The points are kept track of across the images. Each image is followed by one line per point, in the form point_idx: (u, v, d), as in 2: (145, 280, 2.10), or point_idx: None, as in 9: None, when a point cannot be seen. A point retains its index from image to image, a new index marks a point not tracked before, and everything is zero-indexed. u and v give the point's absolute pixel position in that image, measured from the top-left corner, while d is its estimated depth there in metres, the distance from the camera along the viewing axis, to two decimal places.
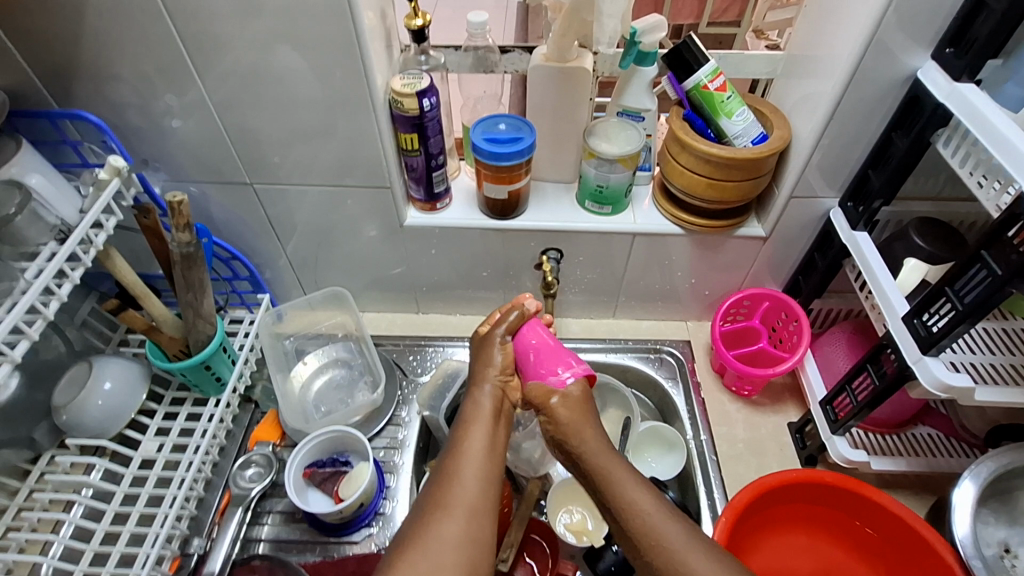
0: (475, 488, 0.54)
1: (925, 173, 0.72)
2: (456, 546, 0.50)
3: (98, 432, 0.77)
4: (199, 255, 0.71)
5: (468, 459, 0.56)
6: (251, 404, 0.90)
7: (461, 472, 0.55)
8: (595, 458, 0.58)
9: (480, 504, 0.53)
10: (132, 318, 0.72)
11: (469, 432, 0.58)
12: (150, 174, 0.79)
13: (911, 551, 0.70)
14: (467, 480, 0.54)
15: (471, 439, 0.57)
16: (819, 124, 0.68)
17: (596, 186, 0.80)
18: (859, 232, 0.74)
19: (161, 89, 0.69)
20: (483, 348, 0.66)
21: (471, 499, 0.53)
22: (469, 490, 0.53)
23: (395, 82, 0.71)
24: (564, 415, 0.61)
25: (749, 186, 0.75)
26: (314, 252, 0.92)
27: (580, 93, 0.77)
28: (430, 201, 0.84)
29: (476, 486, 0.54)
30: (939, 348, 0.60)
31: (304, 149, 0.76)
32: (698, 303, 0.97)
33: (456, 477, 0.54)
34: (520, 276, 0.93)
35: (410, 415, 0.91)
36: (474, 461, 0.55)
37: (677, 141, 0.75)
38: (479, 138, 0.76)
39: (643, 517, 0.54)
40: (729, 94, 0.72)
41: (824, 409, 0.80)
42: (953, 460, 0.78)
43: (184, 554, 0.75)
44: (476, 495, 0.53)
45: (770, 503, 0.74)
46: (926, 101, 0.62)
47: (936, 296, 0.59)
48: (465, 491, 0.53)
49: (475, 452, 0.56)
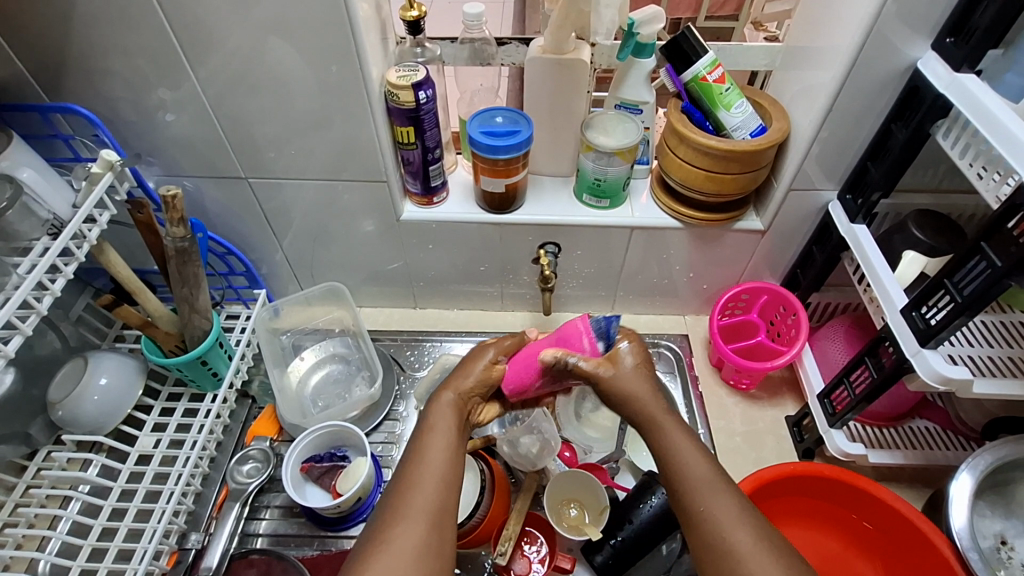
0: (436, 494, 0.53)
1: (924, 165, 0.71)
2: (416, 553, 0.49)
3: (93, 427, 0.77)
4: (194, 249, 0.71)
5: (428, 469, 0.55)
6: (248, 399, 0.90)
7: (421, 482, 0.54)
8: (648, 415, 0.59)
9: (439, 514, 0.52)
10: (128, 314, 0.71)
11: (431, 438, 0.58)
12: (144, 168, 0.78)
13: (908, 542, 0.70)
14: (426, 490, 0.53)
15: (431, 448, 0.57)
16: (818, 115, 0.68)
17: (594, 179, 0.80)
18: (857, 225, 0.73)
19: (154, 82, 0.68)
20: (467, 363, 0.67)
21: (431, 507, 0.52)
22: (430, 495, 0.53)
23: (390, 75, 0.70)
24: (631, 363, 0.62)
25: (747, 179, 0.75)
26: (310, 247, 0.91)
27: (577, 85, 0.76)
28: (426, 195, 0.83)
29: (434, 495, 0.53)
30: (937, 341, 0.60)
31: (299, 143, 0.75)
32: (697, 297, 0.96)
33: (416, 488, 0.53)
34: (517, 270, 0.93)
35: (408, 410, 0.90)
36: (432, 471, 0.55)
37: (675, 133, 0.75)
38: (475, 131, 0.75)
39: (686, 470, 0.54)
40: (728, 86, 0.72)
41: (822, 402, 0.80)
42: (950, 453, 0.78)
43: (183, 548, 0.76)
44: (437, 505, 0.53)
45: (769, 496, 0.74)
46: (926, 92, 0.61)
47: (935, 289, 0.58)
48: (427, 500, 0.53)
49: (434, 462, 0.55)
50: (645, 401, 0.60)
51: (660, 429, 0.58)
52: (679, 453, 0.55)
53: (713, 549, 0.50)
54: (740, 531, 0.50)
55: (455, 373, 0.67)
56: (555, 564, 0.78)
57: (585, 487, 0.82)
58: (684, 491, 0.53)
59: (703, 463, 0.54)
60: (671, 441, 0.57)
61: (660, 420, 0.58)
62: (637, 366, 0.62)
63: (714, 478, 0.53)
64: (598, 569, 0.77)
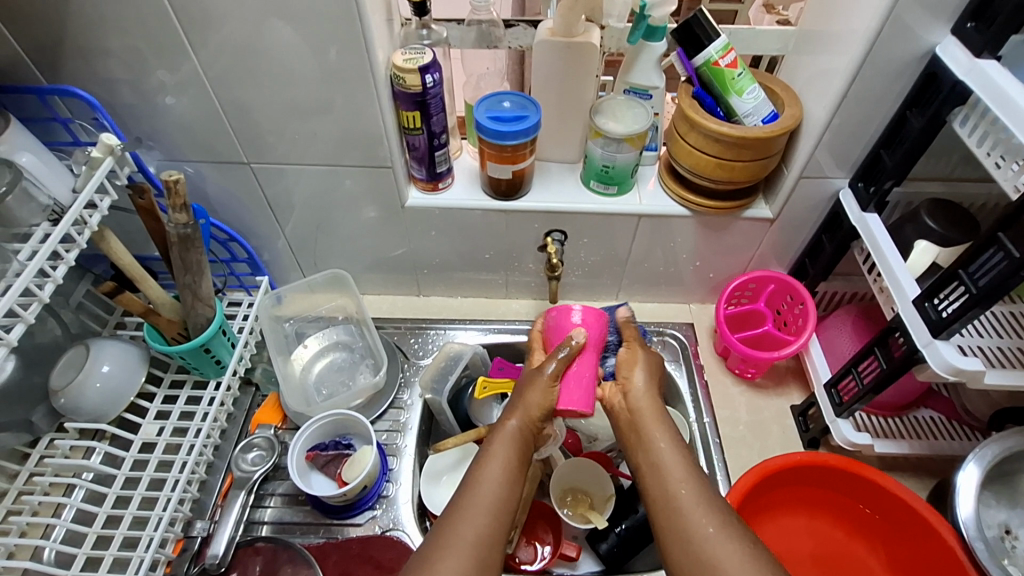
0: (485, 533, 0.55)
1: (937, 153, 0.70)
2: None
3: (97, 415, 0.77)
4: (197, 236, 0.69)
5: (482, 499, 0.57)
6: (251, 387, 0.89)
7: (471, 513, 0.56)
8: (641, 406, 0.65)
9: (487, 549, 0.54)
10: (129, 301, 0.70)
11: (486, 468, 0.60)
12: (144, 153, 0.77)
13: (915, 533, 0.70)
14: (475, 522, 0.55)
15: (485, 478, 0.59)
16: (831, 103, 0.67)
17: (603, 166, 0.79)
18: (868, 214, 0.72)
19: (153, 64, 0.66)
20: (528, 383, 0.66)
21: (487, 540, 0.54)
22: (478, 531, 0.55)
23: (396, 58, 0.69)
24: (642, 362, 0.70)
25: (757, 167, 0.74)
26: (313, 234, 0.90)
27: (587, 69, 0.74)
28: (431, 181, 0.82)
29: (484, 530, 0.55)
30: (950, 332, 0.59)
31: (301, 127, 0.73)
32: (702, 285, 0.96)
33: (466, 519, 0.55)
34: (522, 258, 0.92)
35: (412, 398, 0.90)
36: (479, 510, 0.56)
37: (685, 120, 0.74)
38: (482, 115, 0.74)
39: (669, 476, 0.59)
40: (740, 71, 0.70)
41: (829, 392, 0.79)
42: (955, 444, 0.78)
43: (188, 536, 0.75)
44: (486, 537, 0.54)
45: (776, 484, 0.74)
46: (945, 79, 0.60)
47: (948, 280, 0.58)
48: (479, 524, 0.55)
49: (489, 494, 0.57)
50: (645, 388, 0.67)
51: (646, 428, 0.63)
52: (644, 410, 0.65)
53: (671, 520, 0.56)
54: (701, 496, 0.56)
55: (516, 392, 0.67)
56: (560, 552, 0.78)
57: (588, 476, 0.82)
58: (665, 486, 0.58)
59: (688, 466, 0.59)
60: (658, 447, 0.61)
61: (651, 416, 0.64)
62: (651, 356, 0.71)
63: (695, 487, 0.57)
64: (604, 557, 0.78)
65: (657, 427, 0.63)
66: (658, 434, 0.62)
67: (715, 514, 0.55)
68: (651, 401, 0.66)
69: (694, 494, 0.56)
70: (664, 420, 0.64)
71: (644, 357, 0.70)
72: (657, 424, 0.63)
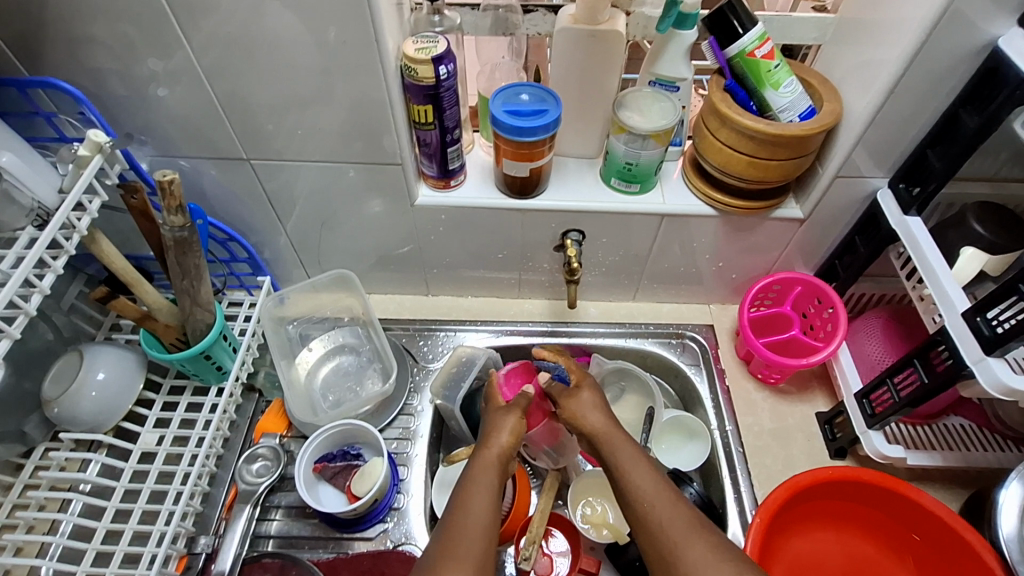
0: (482, 534, 0.53)
1: (985, 152, 0.66)
2: None
3: (93, 425, 0.73)
4: (194, 239, 0.65)
5: (478, 505, 0.55)
6: (254, 393, 0.85)
7: (468, 516, 0.54)
8: (605, 439, 0.62)
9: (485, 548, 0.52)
10: (124, 306, 0.66)
11: (475, 482, 0.58)
12: (136, 148, 0.72)
13: (954, 553, 0.67)
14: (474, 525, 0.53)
15: (475, 489, 0.57)
16: (876, 98, 0.62)
17: (625, 163, 0.74)
18: (910, 217, 0.68)
19: (143, 52, 0.61)
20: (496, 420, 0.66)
21: (476, 544, 0.52)
22: (476, 534, 0.52)
23: (407, 47, 0.63)
24: (588, 395, 0.67)
25: (792, 166, 0.69)
26: (317, 230, 0.86)
27: (611, 59, 0.69)
28: (443, 177, 0.77)
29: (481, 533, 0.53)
30: (1004, 349, 0.55)
31: (305, 120, 0.69)
32: (723, 286, 0.92)
33: (462, 523, 0.53)
34: (536, 257, 0.88)
35: (422, 404, 0.87)
36: (473, 515, 0.54)
37: (716, 115, 0.69)
38: (499, 109, 0.69)
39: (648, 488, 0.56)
40: (777, 62, 0.66)
41: (861, 402, 0.76)
42: (988, 454, 0.75)
43: (192, 553, 0.72)
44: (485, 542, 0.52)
45: (805, 499, 0.71)
46: (1008, 73, 0.55)
47: (1006, 293, 0.53)
48: (467, 526, 0.53)
49: (484, 502, 0.55)
50: (600, 426, 0.64)
51: (615, 451, 0.61)
52: (605, 429, 0.63)
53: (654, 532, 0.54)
54: (682, 505, 0.55)
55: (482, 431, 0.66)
56: (578, 567, 0.75)
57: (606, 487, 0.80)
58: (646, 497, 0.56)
59: (662, 480, 0.57)
60: (632, 465, 0.59)
61: (618, 441, 0.62)
62: (596, 394, 0.68)
63: (675, 497, 0.56)
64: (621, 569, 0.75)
65: (627, 444, 0.61)
66: (627, 452, 0.60)
67: (698, 524, 0.53)
68: (613, 427, 0.64)
69: (675, 502, 0.55)
70: (631, 443, 0.62)
71: (583, 403, 0.66)
72: (628, 445, 0.61)
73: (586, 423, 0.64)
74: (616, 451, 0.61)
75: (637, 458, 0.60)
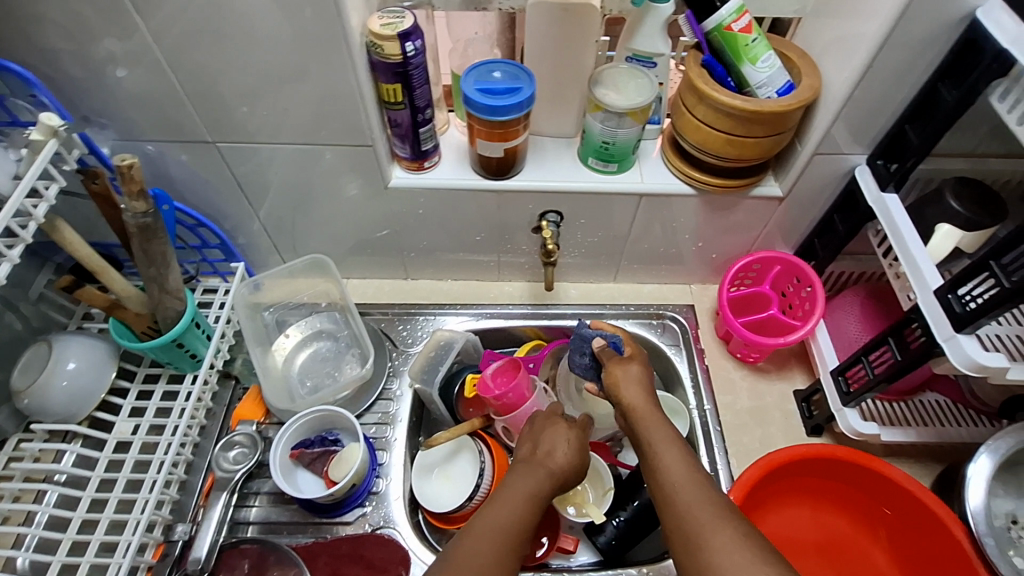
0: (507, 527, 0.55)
1: (963, 127, 0.65)
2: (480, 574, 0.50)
3: (65, 416, 0.72)
4: (159, 226, 0.63)
5: (506, 500, 0.58)
6: (231, 380, 0.84)
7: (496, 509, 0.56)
8: (641, 417, 0.62)
9: (508, 540, 0.54)
10: (91, 295, 0.65)
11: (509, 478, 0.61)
12: (97, 132, 0.69)
13: (925, 527, 0.68)
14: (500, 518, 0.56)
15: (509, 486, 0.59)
16: (855, 74, 0.61)
17: (602, 142, 0.72)
18: (887, 194, 0.67)
19: (99, 31, 0.58)
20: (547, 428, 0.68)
21: (501, 535, 0.54)
22: (500, 526, 0.55)
23: (373, 23, 0.61)
24: (634, 371, 0.66)
25: (770, 144, 0.68)
26: (290, 215, 0.84)
27: (587, 33, 0.67)
28: (416, 159, 0.76)
29: (508, 523, 0.55)
30: (975, 326, 0.55)
31: (271, 101, 0.66)
32: (704, 266, 0.91)
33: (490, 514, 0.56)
34: (514, 238, 0.87)
35: (401, 388, 0.86)
36: (502, 506, 0.57)
37: (693, 91, 0.67)
38: (471, 88, 0.67)
39: (675, 473, 0.56)
40: (755, 36, 0.64)
41: (836, 379, 0.76)
42: (962, 430, 0.75)
43: (169, 540, 0.71)
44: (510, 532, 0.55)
45: (780, 477, 0.72)
46: (985, 47, 0.54)
47: (977, 270, 0.53)
48: (495, 524, 0.55)
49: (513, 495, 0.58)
50: (638, 401, 0.63)
51: (650, 433, 0.60)
52: (640, 407, 0.63)
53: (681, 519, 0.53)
54: (706, 490, 0.54)
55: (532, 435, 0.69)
56: (557, 545, 0.76)
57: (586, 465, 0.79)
58: (670, 482, 0.56)
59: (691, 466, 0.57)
60: (662, 450, 0.58)
61: (652, 420, 0.61)
62: (643, 368, 0.67)
63: (699, 485, 0.55)
64: (603, 550, 0.76)
65: (659, 426, 0.61)
66: (659, 434, 0.60)
67: (717, 515, 0.52)
68: (651, 405, 0.63)
69: (699, 488, 0.54)
70: (667, 423, 0.62)
71: (631, 383, 0.65)
72: (663, 425, 0.61)
73: (626, 399, 0.64)
74: (649, 432, 0.60)
75: (670, 439, 0.59)
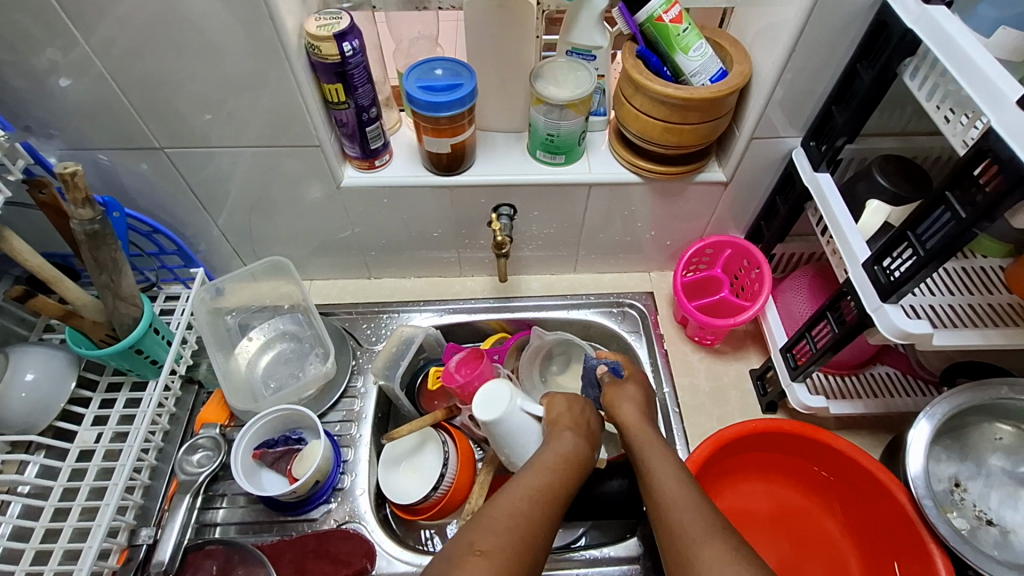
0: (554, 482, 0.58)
1: (890, 107, 0.68)
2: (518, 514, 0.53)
3: (25, 427, 0.72)
4: (107, 232, 0.63)
5: (543, 461, 0.61)
6: (194, 385, 0.85)
7: (542, 466, 0.60)
8: (633, 431, 0.69)
9: (547, 491, 0.57)
10: (45, 305, 0.65)
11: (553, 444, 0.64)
12: (44, 141, 0.70)
13: (868, 493, 0.70)
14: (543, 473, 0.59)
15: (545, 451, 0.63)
16: (780, 58, 0.63)
17: (547, 135, 0.74)
18: (820, 173, 0.70)
19: (40, 42, 0.59)
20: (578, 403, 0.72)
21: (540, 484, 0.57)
22: (540, 480, 0.58)
23: (310, 25, 0.63)
24: (630, 391, 0.75)
25: (707, 129, 0.70)
26: (248, 219, 0.85)
27: (524, 28, 0.69)
28: (367, 158, 0.77)
29: (546, 477, 0.58)
30: (899, 295, 0.57)
31: (215, 107, 0.67)
32: (661, 252, 0.94)
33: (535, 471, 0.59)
34: (473, 234, 0.88)
35: (366, 385, 0.87)
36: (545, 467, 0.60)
37: (630, 82, 0.69)
38: (413, 86, 0.68)
39: (663, 481, 0.61)
40: (686, 26, 0.66)
41: (784, 356, 0.78)
42: (909, 400, 0.78)
43: (132, 545, 0.72)
44: (548, 487, 0.57)
45: (732, 452, 0.75)
46: (894, 28, 0.56)
47: (897, 241, 0.56)
48: (541, 479, 0.58)
49: (552, 458, 0.62)
50: (631, 418, 0.71)
51: (643, 445, 0.67)
52: (634, 423, 0.70)
53: (666, 519, 0.57)
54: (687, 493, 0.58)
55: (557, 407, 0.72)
56: None
57: None
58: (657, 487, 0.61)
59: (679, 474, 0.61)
60: (652, 460, 0.64)
61: (643, 435, 0.68)
62: (638, 390, 0.76)
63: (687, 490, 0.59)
64: None
65: (654, 441, 0.67)
66: (650, 447, 0.66)
67: (695, 513, 0.56)
68: (643, 420, 0.70)
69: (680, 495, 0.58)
70: (657, 439, 0.68)
71: (625, 399, 0.73)
72: (654, 441, 0.67)
73: (621, 413, 0.72)
74: (642, 446, 0.67)
75: (660, 451, 0.65)
